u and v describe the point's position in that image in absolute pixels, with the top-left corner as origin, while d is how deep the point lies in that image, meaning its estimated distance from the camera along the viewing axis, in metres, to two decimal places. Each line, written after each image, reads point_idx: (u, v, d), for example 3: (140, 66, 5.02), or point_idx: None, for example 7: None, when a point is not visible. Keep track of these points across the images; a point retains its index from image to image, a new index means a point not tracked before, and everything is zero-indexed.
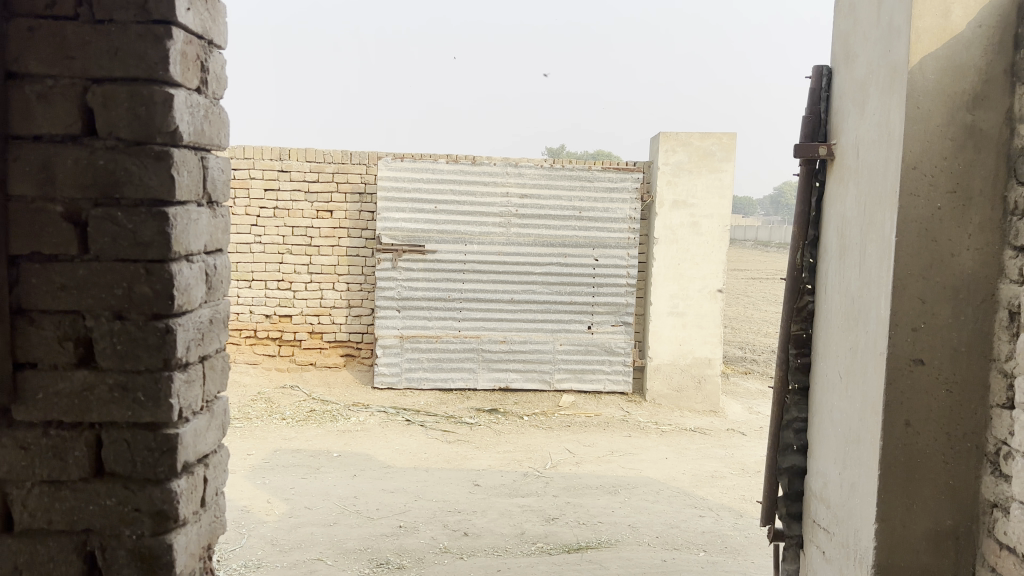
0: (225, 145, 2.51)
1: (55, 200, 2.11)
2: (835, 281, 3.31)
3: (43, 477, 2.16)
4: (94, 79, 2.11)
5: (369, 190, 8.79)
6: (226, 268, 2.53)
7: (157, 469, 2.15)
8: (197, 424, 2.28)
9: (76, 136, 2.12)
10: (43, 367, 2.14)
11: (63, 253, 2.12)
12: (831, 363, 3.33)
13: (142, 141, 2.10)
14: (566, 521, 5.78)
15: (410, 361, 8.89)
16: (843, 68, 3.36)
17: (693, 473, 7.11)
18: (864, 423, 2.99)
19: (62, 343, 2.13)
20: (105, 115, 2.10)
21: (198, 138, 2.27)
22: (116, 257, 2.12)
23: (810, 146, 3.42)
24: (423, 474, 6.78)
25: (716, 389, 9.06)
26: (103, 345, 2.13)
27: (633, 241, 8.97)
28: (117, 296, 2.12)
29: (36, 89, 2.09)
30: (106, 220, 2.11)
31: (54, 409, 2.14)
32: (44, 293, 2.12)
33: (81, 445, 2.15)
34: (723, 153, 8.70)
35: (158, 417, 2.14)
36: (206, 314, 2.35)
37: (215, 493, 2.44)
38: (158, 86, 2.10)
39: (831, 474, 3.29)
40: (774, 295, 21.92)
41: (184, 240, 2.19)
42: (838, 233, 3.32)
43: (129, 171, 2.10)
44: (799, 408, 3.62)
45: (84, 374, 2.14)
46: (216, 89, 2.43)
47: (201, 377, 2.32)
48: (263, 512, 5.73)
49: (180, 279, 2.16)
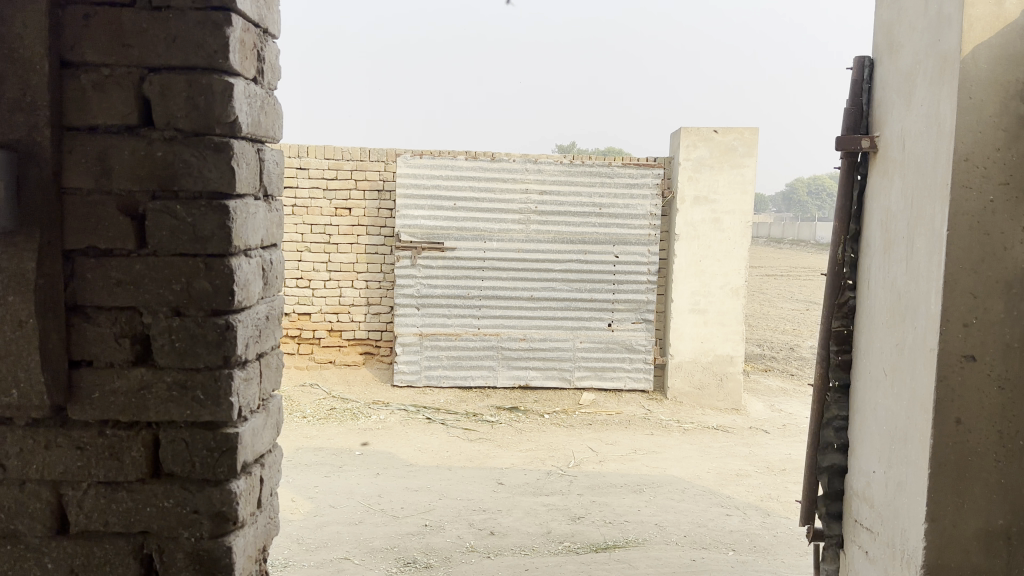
0: (278, 137, 2.48)
1: (111, 193, 2.08)
2: (879, 276, 3.25)
3: (99, 478, 2.12)
4: (150, 68, 2.07)
5: (389, 188, 8.76)
6: (280, 263, 2.49)
7: (216, 469, 2.12)
8: (254, 423, 2.25)
9: (132, 127, 2.08)
10: (99, 365, 2.11)
11: (119, 248, 2.08)
12: (875, 360, 3.26)
13: (200, 131, 2.06)
14: (592, 520, 5.73)
15: (430, 359, 8.86)
16: (887, 59, 3.29)
17: (718, 472, 7.04)
18: (912, 420, 2.92)
19: (119, 340, 2.10)
20: (163, 105, 2.06)
21: (255, 130, 2.23)
22: (175, 252, 2.08)
23: (853, 138, 3.35)
24: (446, 472, 6.74)
25: (738, 387, 8.98)
26: (161, 342, 2.09)
27: (653, 238, 8.90)
28: (175, 292, 2.08)
29: (91, 78, 2.05)
30: (164, 214, 2.07)
31: (111, 407, 2.11)
32: (100, 289, 2.08)
33: (138, 445, 2.11)
34: (745, 148, 8.61)
35: (217, 416, 2.11)
36: (262, 311, 2.31)
37: (270, 493, 2.41)
38: (217, 76, 2.06)
39: (875, 473, 3.23)
40: (788, 292, 21.78)
41: (243, 235, 2.16)
42: (881, 226, 3.25)
43: (187, 163, 2.06)
44: (840, 406, 3.55)
45: (141, 372, 2.11)
46: (270, 79, 2.39)
47: (258, 375, 2.29)
48: (289, 510, 5.70)
49: (239, 274, 2.13)
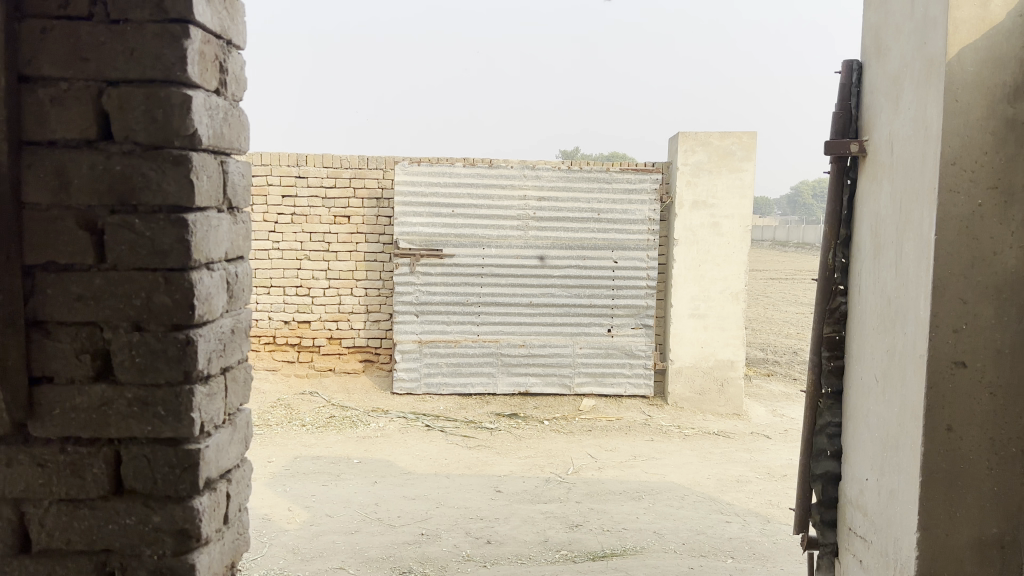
0: (245, 149, 2.48)
1: (70, 208, 2.07)
2: (869, 282, 3.21)
3: (60, 495, 2.11)
4: (109, 81, 2.06)
5: (387, 195, 8.76)
6: (248, 275, 2.48)
7: (179, 485, 2.11)
8: (219, 438, 2.24)
9: (91, 141, 2.08)
10: (59, 382, 2.10)
11: (78, 263, 2.08)
12: (866, 366, 3.23)
13: (159, 144, 2.05)
14: (590, 528, 5.69)
15: (429, 366, 8.84)
16: (874, 63, 3.26)
17: (718, 478, 6.99)
18: (903, 428, 2.89)
19: (79, 356, 2.09)
20: (122, 118, 2.05)
21: (218, 142, 2.23)
22: (134, 266, 2.07)
23: (841, 143, 3.32)
24: (444, 480, 6.71)
25: (740, 392, 8.93)
26: (121, 357, 2.08)
27: (652, 243, 8.88)
28: (135, 307, 2.07)
29: (50, 92, 2.05)
30: (123, 228, 2.06)
31: (71, 424, 2.10)
32: (60, 304, 2.08)
33: (100, 462, 2.10)
34: (744, 153, 8.57)
35: (179, 432, 2.09)
36: (227, 324, 2.30)
37: (238, 509, 2.39)
38: (176, 88, 2.05)
39: (868, 481, 3.19)
40: (794, 295, 21.70)
41: (204, 248, 2.14)
42: (872, 231, 3.22)
43: (146, 176, 2.05)
44: (833, 412, 3.52)
45: (102, 388, 2.10)
46: (235, 91, 2.38)
47: (223, 389, 2.28)
48: (285, 520, 5.69)
49: (201, 288, 2.11)
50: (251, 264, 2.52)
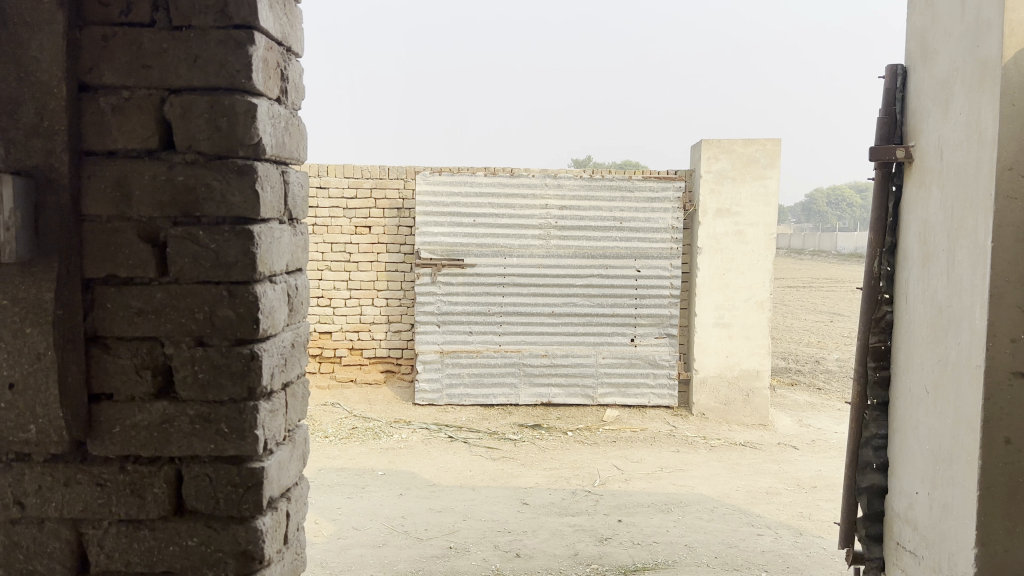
0: (303, 158, 2.45)
1: (131, 220, 2.04)
2: (918, 290, 3.14)
3: (120, 516, 2.07)
4: (172, 89, 2.03)
5: (408, 205, 8.74)
6: (306, 287, 2.44)
7: (242, 505, 2.06)
8: (280, 456, 2.20)
9: (153, 151, 2.04)
10: (120, 399, 2.06)
11: (140, 276, 2.04)
12: (915, 377, 3.15)
13: (223, 154, 2.02)
14: (621, 541, 5.62)
15: (452, 376, 8.80)
16: (921, 67, 3.19)
17: (747, 490, 6.89)
18: (958, 440, 2.81)
19: (140, 372, 2.05)
20: (185, 127, 2.02)
21: (280, 151, 2.19)
22: (197, 280, 2.03)
23: (887, 148, 3.26)
24: (470, 492, 6.65)
25: (765, 402, 8.83)
26: (184, 373, 2.05)
27: (675, 251, 8.80)
28: (198, 321, 2.04)
29: (111, 101, 2.02)
30: (186, 240, 2.02)
31: (131, 442, 2.06)
32: (120, 319, 2.04)
33: (161, 481, 2.07)
34: (768, 160, 8.49)
35: (243, 450, 2.05)
36: (287, 338, 2.27)
37: (297, 528, 2.35)
38: (240, 96, 2.02)
39: (918, 495, 3.11)
40: (811, 303, 21.55)
41: (268, 260, 2.11)
42: (919, 239, 3.15)
43: (210, 187, 2.02)
44: (878, 424, 3.43)
45: (163, 405, 2.06)
46: (294, 99, 2.36)
47: (284, 405, 2.24)
48: (312, 533, 5.64)
49: (265, 301, 2.08)
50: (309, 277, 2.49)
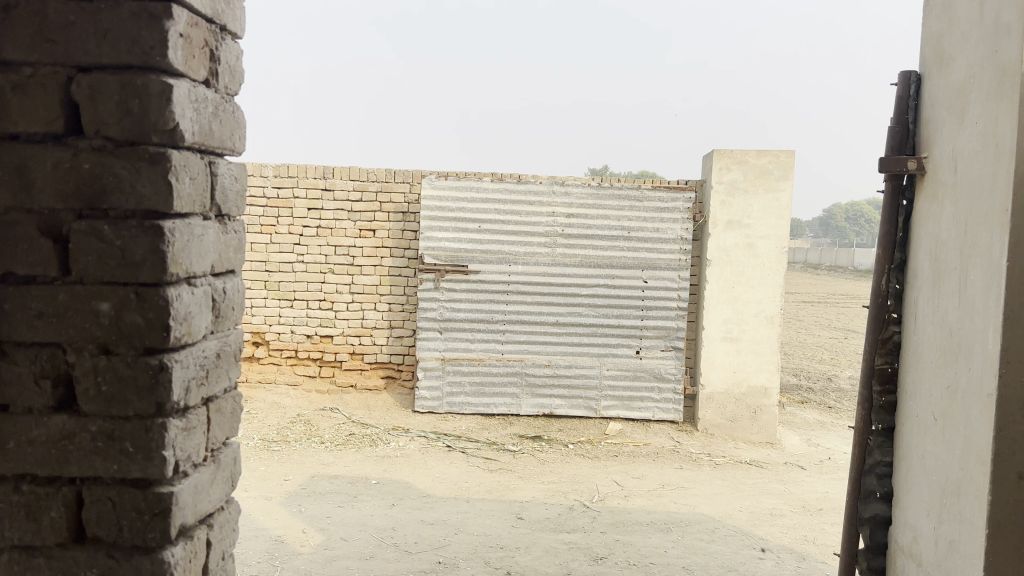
0: (240, 149, 2.46)
1: (32, 211, 2.06)
2: (928, 310, 2.96)
3: (15, 542, 2.09)
4: (79, 67, 2.04)
5: (413, 210, 8.61)
6: (239, 291, 2.47)
7: (147, 535, 2.05)
8: (197, 479, 2.21)
9: (57, 135, 2.06)
10: (16, 412, 2.08)
11: (41, 275, 2.06)
12: (923, 403, 2.96)
13: (135, 141, 2.02)
14: (616, 561, 5.43)
15: (452, 385, 8.65)
16: (936, 74, 3.01)
17: (750, 511, 6.68)
18: (967, 473, 2.62)
19: (38, 382, 2.07)
20: (92, 110, 2.03)
21: (205, 139, 2.20)
22: (104, 280, 2.04)
23: (897, 160, 3.08)
24: (464, 504, 6.49)
25: (774, 420, 8.59)
26: (86, 385, 2.05)
27: (684, 263, 8.62)
28: (103, 326, 2.04)
29: (13, 79, 2.04)
30: (90, 235, 2.03)
31: (27, 461, 2.07)
32: (20, 323, 2.05)
33: (59, 505, 2.07)
34: (781, 172, 8.28)
35: (149, 473, 2.04)
36: (211, 348, 2.28)
37: (220, 557, 2.36)
38: (153, 76, 2.01)
39: (922, 529, 2.92)
40: (828, 319, 21.21)
41: (183, 261, 2.10)
42: (931, 256, 2.96)
43: (118, 177, 2.02)
44: (882, 451, 3.24)
45: (63, 419, 2.07)
46: (228, 83, 2.37)
47: (204, 422, 2.25)
48: (298, 543, 5.49)
49: (177, 306, 2.07)
50: (243, 280, 2.50)
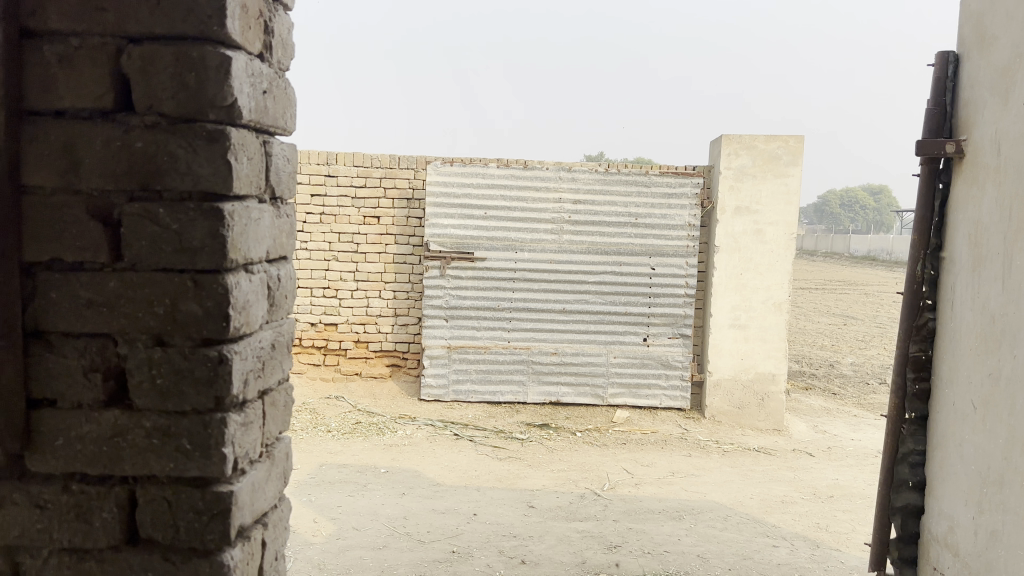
0: (289, 129, 2.39)
1: (79, 193, 1.97)
2: (967, 296, 2.89)
3: (63, 544, 2.03)
4: (130, 39, 1.96)
5: (418, 197, 8.51)
6: (289, 278, 2.40)
7: (206, 536, 2.00)
8: (254, 476, 2.15)
9: (106, 112, 1.98)
10: (63, 406, 2.01)
11: (90, 261, 1.98)
12: (962, 391, 2.90)
13: (192, 118, 1.95)
14: (630, 549, 5.38)
15: (458, 372, 8.58)
16: (976, 54, 2.94)
17: (761, 498, 6.65)
18: (1012, 462, 2.56)
19: (89, 374, 2.00)
20: (145, 85, 1.95)
21: (260, 116, 2.13)
22: (158, 266, 1.96)
23: (935, 143, 3.01)
24: (475, 493, 6.44)
25: (781, 407, 8.56)
26: (140, 377, 1.99)
27: (692, 249, 8.55)
28: (158, 316, 1.97)
29: (57, 50, 1.95)
30: (144, 219, 1.96)
31: (77, 458, 2.01)
32: (67, 312, 1.98)
33: (111, 505, 2.02)
34: (790, 157, 8.21)
35: (208, 471, 1.99)
36: (265, 338, 2.21)
37: (273, 557, 2.31)
38: (211, 48, 1.94)
39: (960, 519, 2.87)
40: (824, 306, 21.21)
41: (241, 246, 2.04)
42: (970, 241, 2.90)
43: (174, 156, 1.95)
44: (916, 440, 3.18)
45: (115, 415, 2.00)
46: (279, 57, 2.31)
47: (259, 417, 2.19)
48: (310, 532, 5.43)
49: (236, 294, 2.00)
50: (295, 267, 2.44)
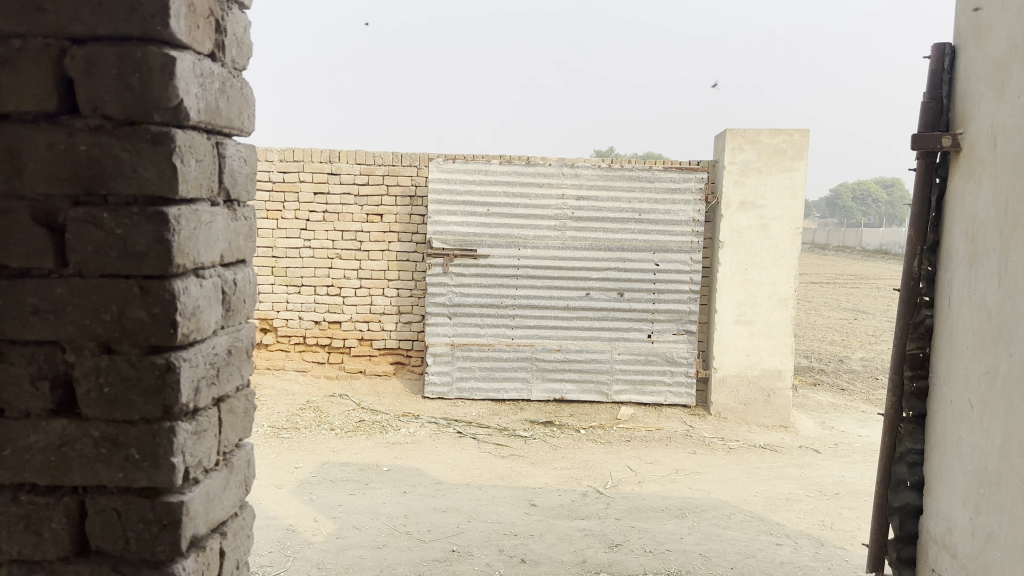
0: (248, 129, 2.38)
1: (25, 198, 1.97)
2: (963, 293, 2.84)
3: (13, 555, 2.02)
4: (73, 40, 1.95)
5: (420, 194, 8.48)
6: (249, 282, 2.39)
7: (156, 548, 1.99)
8: (209, 484, 2.14)
9: (51, 115, 1.97)
10: (12, 415, 2.00)
11: (36, 267, 1.97)
12: (959, 389, 2.84)
13: (136, 121, 1.93)
14: (632, 548, 5.34)
15: (461, 370, 8.56)
16: (973, 45, 2.87)
17: (766, 496, 6.59)
18: (1008, 462, 2.52)
19: (35, 382, 1.99)
20: (88, 88, 1.93)
21: (211, 117, 2.11)
22: (105, 272, 1.95)
23: (930, 136, 2.96)
24: (476, 492, 6.41)
25: (788, 403, 8.49)
26: (87, 385, 1.98)
27: (696, 245, 8.49)
28: (105, 322, 1.96)
29: (1, 52, 1.95)
30: (88, 224, 1.94)
31: (24, 468, 2.00)
32: (14, 319, 1.97)
33: (60, 516, 2.00)
34: (796, 151, 8.13)
35: (157, 481, 1.97)
36: (220, 343, 2.21)
37: (234, 565, 2.30)
38: (155, 48, 1.91)
39: (957, 520, 2.82)
40: (836, 300, 21.06)
41: (190, 250, 2.02)
42: (967, 237, 2.84)
43: (119, 160, 1.93)
44: (914, 438, 3.13)
45: (62, 424, 1.99)
46: (234, 56, 2.29)
47: (214, 424, 2.18)
48: (310, 532, 5.42)
49: (185, 300, 1.99)
50: (254, 270, 2.43)
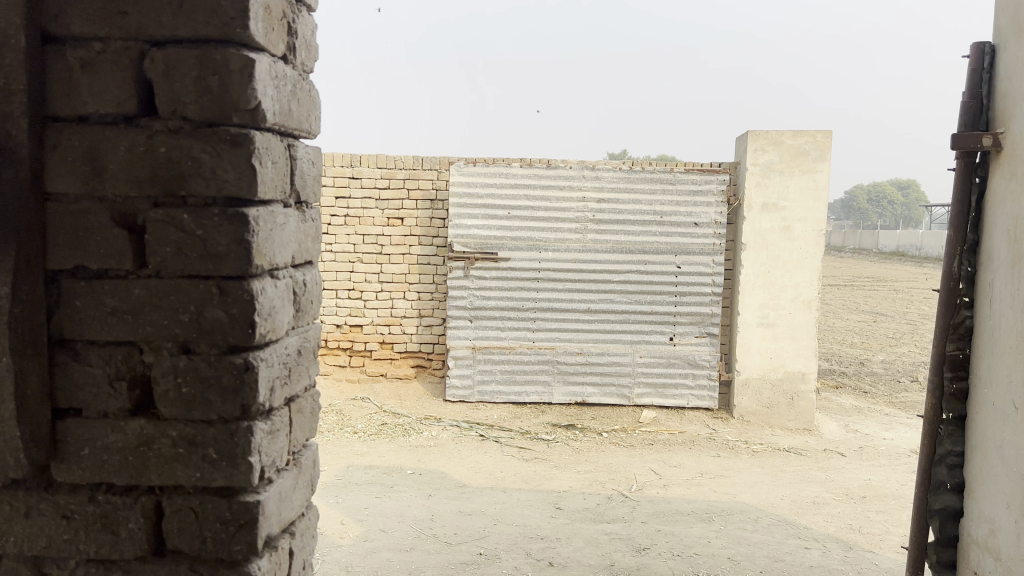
0: (314, 132, 2.40)
1: (103, 200, 1.99)
2: (1006, 293, 2.81)
3: (90, 554, 2.05)
4: (153, 42, 1.97)
5: (441, 197, 8.52)
6: (315, 284, 2.41)
7: (232, 548, 2.01)
8: (281, 485, 2.16)
9: (129, 117, 1.99)
10: (89, 416, 2.03)
11: (114, 268, 1.99)
12: (1002, 391, 2.81)
13: (215, 122, 1.95)
14: (659, 552, 5.32)
15: (483, 373, 8.57)
16: (1014, 44, 2.85)
17: (792, 500, 6.55)
18: None
19: (114, 383, 2.02)
20: (168, 89, 1.95)
21: (285, 119, 2.14)
22: (184, 273, 1.97)
23: (970, 136, 2.94)
24: (501, 495, 6.41)
25: (811, 406, 8.44)
26: (166, 385, 2.00)
27: (718, 247, 8.46)
28: (184, 323, 1.98)
29: (80, 55, 1.97)
30: (168, 225, 1.97)
31: (102, 468, 2.03)
32: (91, 321, 1.99)
33: (137, 516, 2.03)
34: (818, 153, 8.09)
35: (234, 481, 2.00)
36: (291, 344, 2.23)
37: (301, 566, 2.32)
38: (234, 50, 1.94)
39: (1001, 522, 2.79)
40: (854, 303, 20.90)
41: (267, 251, 2.04)
42: (1009, 237, 2.81)
43: (198, 161, 1.95)
44: (953, 440, 3.10)
45: (140, 424, 2.02)
46: (303, 58, 2.33)
47: (286, 425, 2.20)
48: (337, 534, 5.43)
49: (262, 301, 2.01)
50: (320, 272, 2.45)
